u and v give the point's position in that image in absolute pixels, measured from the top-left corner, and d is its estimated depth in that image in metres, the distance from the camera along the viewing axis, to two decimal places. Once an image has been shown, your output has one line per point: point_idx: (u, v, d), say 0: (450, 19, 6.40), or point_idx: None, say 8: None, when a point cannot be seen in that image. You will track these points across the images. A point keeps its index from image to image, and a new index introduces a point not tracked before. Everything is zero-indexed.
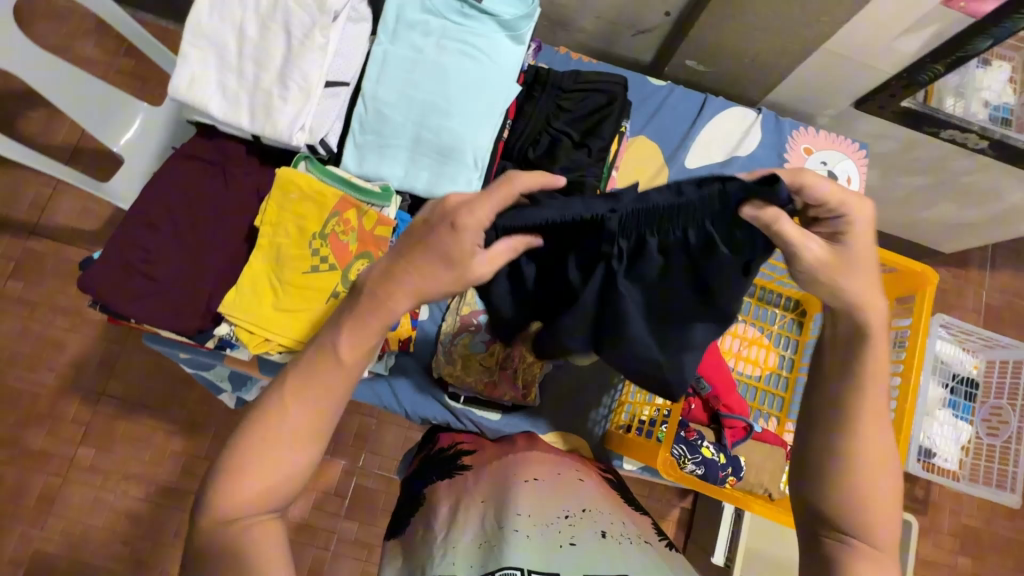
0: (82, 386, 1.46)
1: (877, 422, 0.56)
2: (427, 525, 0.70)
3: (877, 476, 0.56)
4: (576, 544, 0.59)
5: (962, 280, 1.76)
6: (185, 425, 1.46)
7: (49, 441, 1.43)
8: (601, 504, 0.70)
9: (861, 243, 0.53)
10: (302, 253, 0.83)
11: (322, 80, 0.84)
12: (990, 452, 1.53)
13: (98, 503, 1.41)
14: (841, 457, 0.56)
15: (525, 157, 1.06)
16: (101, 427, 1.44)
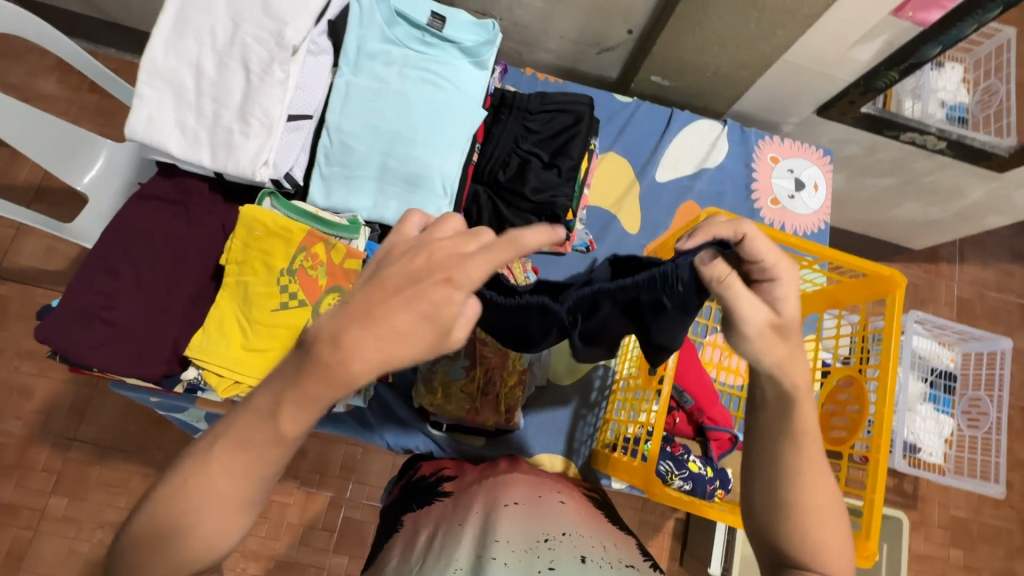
0: (52, 434, 1.40)
1: (815, 458, 0.54)
2: (403, 554, 0.68)
3: (827, 516, 0.53)
4: (554, 568, 0.58)
5: (933, 275, 1.80)
6: (163, 466, 1.41)
7: (18, 492, 1.37)
8: (583, 528, 0.69)
9: (791, 309, 0.57)
10: (270, 290, 0.80)
11: (284, 114, 0.83)
12: (972, 443, 1.56)
13: (72, 554, 1.34)
14: (790, 507, 0.53)
15: (496, 180, 1.06)
16: (74, 475, 1.38)
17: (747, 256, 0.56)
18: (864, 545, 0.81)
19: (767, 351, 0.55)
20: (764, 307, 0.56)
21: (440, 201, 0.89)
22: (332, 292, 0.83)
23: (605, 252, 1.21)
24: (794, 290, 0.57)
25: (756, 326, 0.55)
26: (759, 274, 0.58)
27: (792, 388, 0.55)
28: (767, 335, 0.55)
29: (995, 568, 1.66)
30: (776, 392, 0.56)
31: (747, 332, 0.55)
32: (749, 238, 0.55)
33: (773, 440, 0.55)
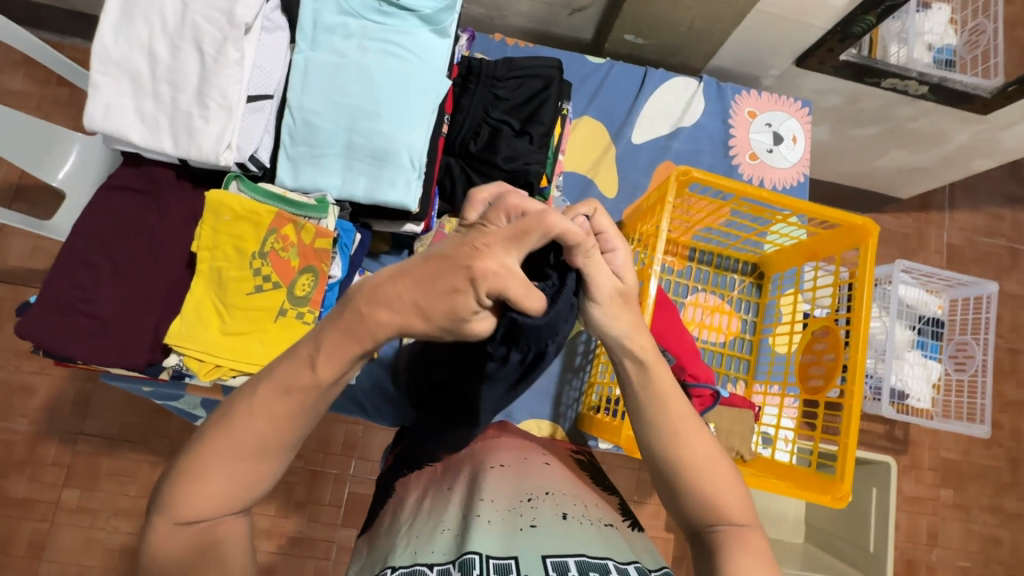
0: (59, 429, 1.43)
1: (691, 427, 0.63)
2: (395, 516, 0.70)
3: (712, 472, 0.62)
4: (536, 526, 0.61)
5: (922, 223, 1.80)
6: (169, 454, 1.44)
7: (31, 487, 1.40)
8: (566, 487, 0.71)
9: (631, 280, 0.61)
10: (243, 275, 0.81)
11: (243, 95, 0.82)
12: (960, 385, 1.61)
13: (91, 542, 1.39)
14: (679, 472, 0.62)
15: (467, 151, 1.05)
16: (84, 467, 1.42)
17: (595, 232, 0.60)
18: (838, 487, 0.83)
19: (610, 320, 0.61)
20: (612, 278, 0.59)
21: (409, 175, 0.88)
22: (306, 272, 0.84)
23: None
24: (630, 261, 0.61)
25: (605, 292, 0.59)
26: (602, 247, 0.60)
27: (647, 349, 0.63)
28: (613, 303, 0.60)
29: (985, 504, 1.72)
30: (631, 363, 0.63)
31: (598, 298, 0.59)
32: (599, 216, 0.60)
33: (659, 429, 0.62)
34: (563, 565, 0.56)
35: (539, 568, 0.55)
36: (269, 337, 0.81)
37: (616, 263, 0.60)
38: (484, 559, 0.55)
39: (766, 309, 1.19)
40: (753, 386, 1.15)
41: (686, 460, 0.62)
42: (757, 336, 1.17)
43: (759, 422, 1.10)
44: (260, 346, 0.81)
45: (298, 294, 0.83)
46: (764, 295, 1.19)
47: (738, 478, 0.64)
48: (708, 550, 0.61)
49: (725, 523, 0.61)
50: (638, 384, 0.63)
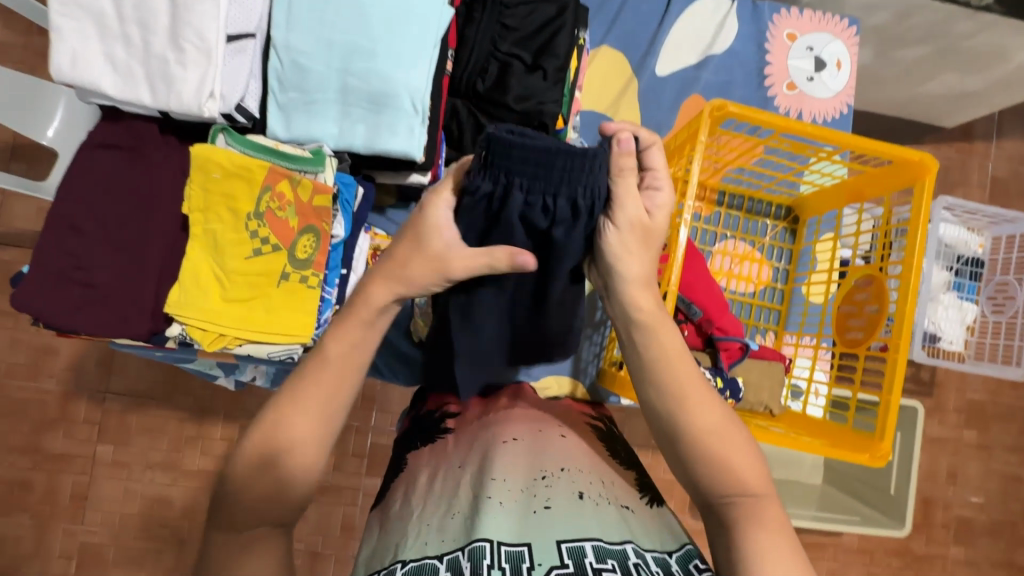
0: (86, 389, 1.45)
1: (699, 393, 0.59)
2: (405, 495, 0.69)
3: (725, 440, 0.57)
4: (550, 507, 0.60)
5: (967, 154, 1.66)
6: (195, 410, 1.46)
7: (67, 443, 1.44)
8: (581, 459, 0.68)
9: (660, 220, 0.59)
10: (240, 237, 0.75)
11: (222, 35, 0.74)
12: (995, 327, 1.52)
13: (129, 493, 1.44)
14: (687, 440, 0.58)
15: (474, 90, 0.95)
16: (115, 424, 1.45)
17: (644, 162, 0.58)
18: (876, 446, 0.79)
19: (622, 260, 0.59)
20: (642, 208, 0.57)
21: (411, 121, 0.80)
22: (307, 233, 0.78)
23: None
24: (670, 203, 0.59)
25: (627, 217, 0.56)
26: (648, 182, 0.58)
27: (651, 306, 0.60)
28: (634, 238, 0.58)
29: (1008, 444, 1.69)
30: (634, 318, 0.60)
31: (616, 219, 0.56)
32: (651, 147, 0.57)
33: (664, 393, 0.59)
34: (578, 549, 0.55)
35: (553, 555, 0.54)
36: (274, 303, 0.77)
37: (653, 199, 0.58)
38: (494, 546, 0.54)
39: (800, 256, 1.11)
40: (784, 337, 1.10)
41: (694, 427, 0.58)
42: (789, 285, 1.10)
43: (789, 374, 1.06)
44: (264, 312, 0.77)
45: (299, 256, 0.77)
46: (798, 241, 1.11)
47: (755, 448, 0.59)
48: (721, 523, 0.56)
49: (738, 493, 0.56)
50: (642, 346, 0.61)
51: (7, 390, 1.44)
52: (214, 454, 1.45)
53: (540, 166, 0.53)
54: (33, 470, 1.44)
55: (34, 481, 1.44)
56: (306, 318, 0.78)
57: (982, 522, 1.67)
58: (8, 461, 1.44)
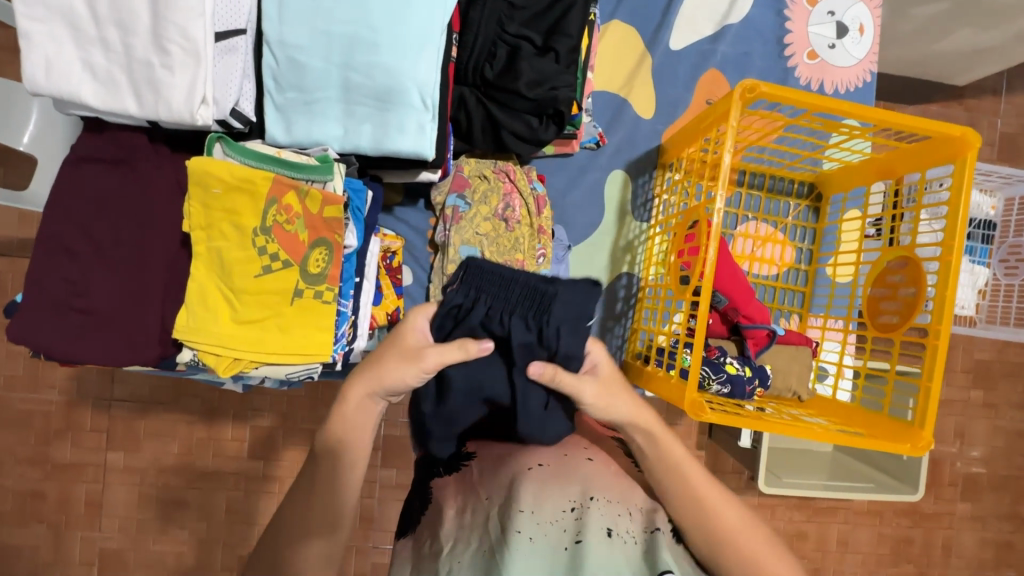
0: (91, 397, 1.42)
1: (718, 493, 0.66)
2: (432, 529, 0.66)
3: (749, 538, 0.63)
4: (581, 542, 0.59)
5: (978, 112, 1.61)
6: (203, 412, 1.44)
7: (76, 452, 1.42)
8: (617, 488, 0.66)
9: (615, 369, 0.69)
10: (247, 254, 0.70)
11: (210, 33, 0.66)
12: (1007, 290, 1.48)
13: (144, 498, 1.42)
14: (716, 541, 0.63)
15: (483, 78, 0.88)
16: (123, 430, 1.42)
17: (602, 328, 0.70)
18: (918, 435, 0.78)
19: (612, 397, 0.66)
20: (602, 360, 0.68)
21: (421, 117, 0.74)
22: (318, 247, 0.73)
23: (618, 144, 1.05)
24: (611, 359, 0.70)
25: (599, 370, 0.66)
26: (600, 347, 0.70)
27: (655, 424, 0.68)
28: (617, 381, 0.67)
29: (1014, 402, 1.70)
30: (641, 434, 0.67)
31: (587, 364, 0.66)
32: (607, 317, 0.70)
33: (688, 501, 0.64)
34: None
35: None
36: (287, 321, 0.72)
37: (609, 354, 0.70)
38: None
39: (824, 236, 1.07)
40: (809, 320, 1.07)
41: (720, 530, 0.63)
42: (813, 266, 1.07)
43: (817, 357, 1.03)
44: (277, 332, 0.72)
45: (312, 272, 0.73)
46: (822, 220, 1.07)
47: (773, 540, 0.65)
48: None
49: None
50: (654, 458, 0.67)
51: (7, 402, 1.40)
52: (226, 456, 1.43)
53: (501, 295, 0.62)
54: (44, 481, 1.41)
55: (46, 492, 1.41)
56: (325, 335, 0.75)
57: (988, 479, 1.69)
58: (19, 472, 1.41)
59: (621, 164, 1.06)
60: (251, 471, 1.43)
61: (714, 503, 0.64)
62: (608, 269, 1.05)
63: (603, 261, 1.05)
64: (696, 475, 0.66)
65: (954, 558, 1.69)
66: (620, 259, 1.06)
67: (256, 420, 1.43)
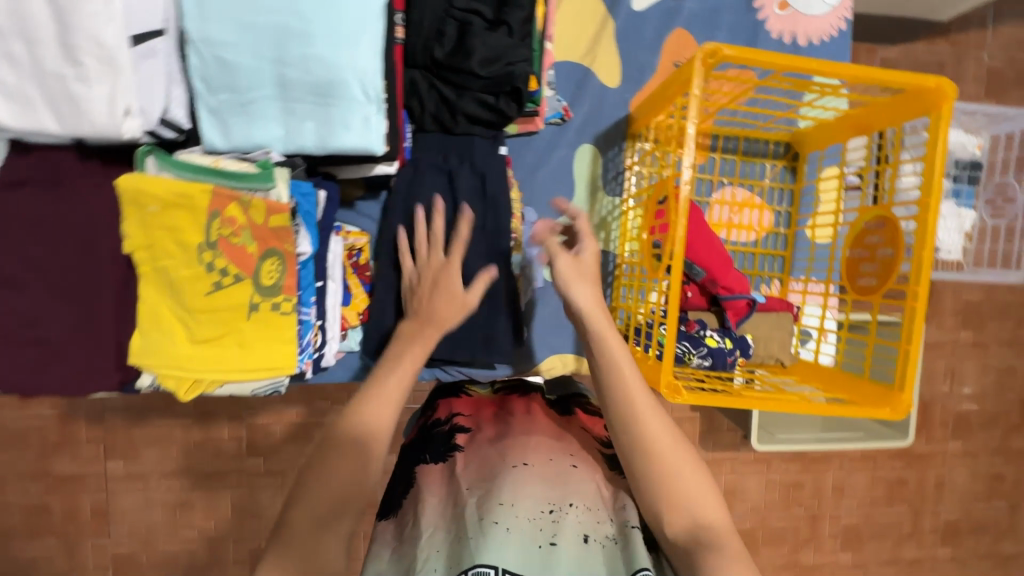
0: (84, 409, 1.39)
1: (651, 406, 0.63)
2: (411, 514, 0.68)
3: (681, 462, 0.60)
4: (557, 544, 0.59)
5: (962, 47, 1.55)
6: (198, 415, 1.42)
7: (76, 464, 1.40)
8: (601, 494, 0.67)
9: (589, 262, 0.74)
10: (194, 273, 0.67)
11: (124, 38, 0.61)
12: (996, 231, 1.48)
13: (149, 502, 1.42)
14: (643, 456, 0.61)
15: (434, 60, 0.82)
16: (121, 439, 1.41)
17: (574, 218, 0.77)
18: (898, 399, 0.77)
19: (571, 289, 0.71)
20: (574, 260, 0.73)
21: (366, 110, 0.70)
22: (270, 257, 0.70)
23: (585, 117, 1.01)
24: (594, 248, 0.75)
25: (572, 269, 0.72)
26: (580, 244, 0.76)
27: (604, 321, 0.69)
28: (576, 279, 0.72)
29: (1003, 339, 1.70)
30: (593, 327, 0.68)
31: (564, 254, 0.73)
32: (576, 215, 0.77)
33: (616, 409, 0.64)
34: None
35: None
36: (247, 337, 0.71)
37: (585, 249, 0.75)
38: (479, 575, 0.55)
39: (802, 197, 1.04)
40: (790, 284, 1.05)
41: (648, 442, 0.61)
42: (793, 229, 1.04)
43: (799, 322, 1.02)
44: (237, 349, 0.71)
45: (265, 284, 0.71)
46: (800, 180, 1.04)
47: (711, 478, 0.61)
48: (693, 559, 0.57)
49: (695, 523, 0.58)
50: (598, 358, 0.67)
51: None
52: (227, 455, 1.42)
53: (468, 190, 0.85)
54: (47, 495, 1.40)
55: (51, 505, 1.40)
56: (288, 348, 0.73)
57: (978, 415, 1.72)
58: (23, 489, 1.40)
59: (589, 138, 1.01)
60: (252, 468, 1.42)
61: (644, 416, 0.62)
62: None
63: None
64: (631, 379, 0.65)
65: (946, 494, 1.73)
66: (594, 236, 1.03)
67: (252, 418, 1.42)
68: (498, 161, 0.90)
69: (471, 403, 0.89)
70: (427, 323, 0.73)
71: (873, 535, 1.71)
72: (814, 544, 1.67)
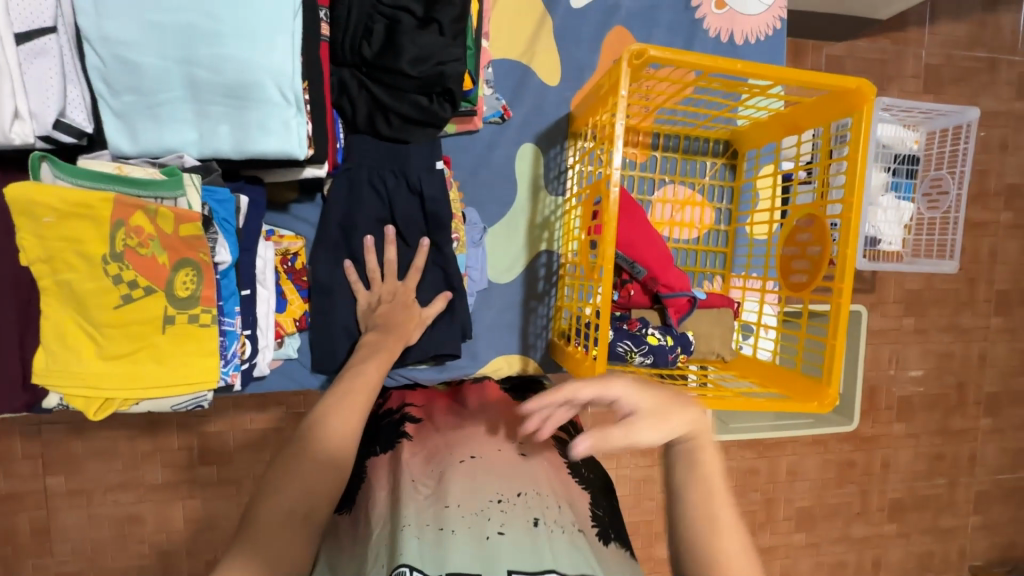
0: (15, 424, 1.27)
1: (733, 525, 0.61)
2: (362, 513, 0.70)
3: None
4: (504, 532, 0.61)
5: (902, 45, 1.61)
6: (145, 425, 1.31)
7: (11, 482, 1.28)
8: (545, 480, 0.70)
9: (645, 403, 0.63)
10: (100, 286, 0.63)
11: (7, 35, 0.58)
12: (931, 222, 1.53)
13: (94, 518, 1.31)
14: (714, 568, 0.58)
15: (363, 58, 0.80)
16: (59, 454, 1.29)
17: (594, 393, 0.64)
18: (825, 392, 0.80)
19: (652, 437, 0.62)
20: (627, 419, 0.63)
21: (286, 113, 0.67)
22: (183, 267, 0.67)
23: (526, 116, 1.00)
24: (634, 390, 0.64)
25: (642, 425, 0.62)
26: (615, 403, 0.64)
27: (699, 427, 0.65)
28: (649, 426, 0.62)
29: (943, 325, 1.78)
30: (679, 449, 0.65)
31: (626, 412, 0.63)
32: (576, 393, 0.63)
33: (697, 532, 0.60)
34: None
35: None
36: (163, 353, 0.67)
37: (629, 402, 0.63)
38: (413, 575, 0.56)
39: (741, 194, 1.06)
40: (731, 280, 1.07)
41: (720, 557, 0.59)
42: (733, 227, 1.06)
43: (739, 317, 1.04)
44: (153, 364, 0.67)
45: (180, 296, 0.67)
46: (738, 177, 1.06)
47: None
48: None
49: None
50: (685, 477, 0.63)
51: None
52: (177, 466, 1.33)
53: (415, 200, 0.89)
54: None
55: None
56: (212, 363, 0.70)
57: (921, 398, 1.80)
58: None
59: (530, 136, 1.00)
60: (204, 478, 1.34)
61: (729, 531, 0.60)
62: (526, 249, 1.02)
63: (520, 241, 1.02)
64: (721, 495, 0.62)
65: (892, 473, 1.81)
66: (538, 236, 1.02)
67: (203, 426, 1.32)
68: (437, 177, 0.89)
69: (423, 395, 0.94)
70: (388, 334, 0.82)
71: (826, 515, 1.77)
72: (769, 527, 1.73)
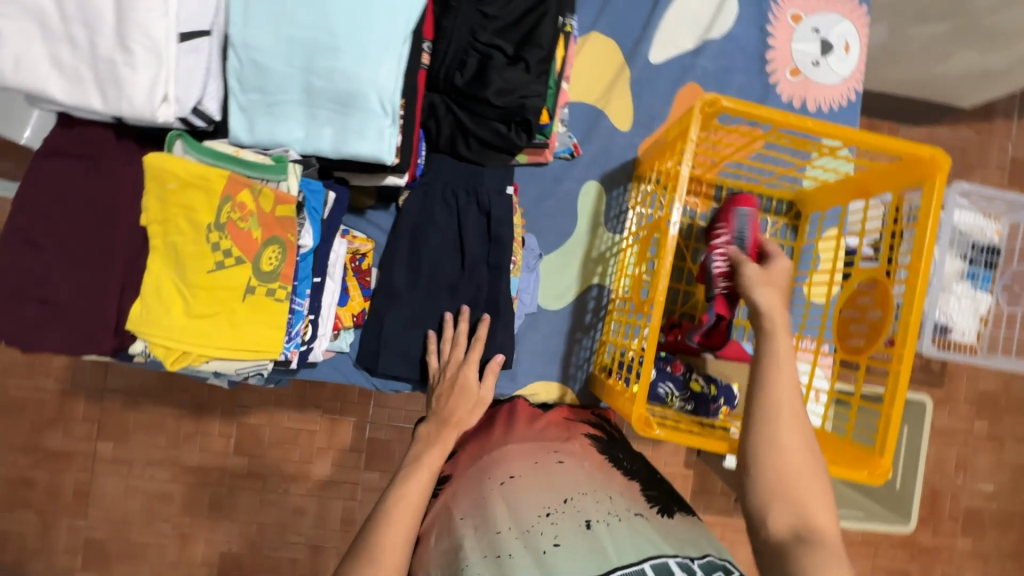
0: (83, 387, 1.38)
1: (793, 409, 0.64)
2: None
3: (795, 458, 0.61)
4: (560, 544, 0.61)
5: (986, 135, 1.57)
6: (192, 407, 1.39)
7: (67, 440, 1.38)
8: (582, 479, 0.71)
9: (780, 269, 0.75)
10: (201, 251, 0.72)
11: (173, 33, 0.68)
12: (1009, 318, 1.43)
13: (130, 489, 1.38)
14: (763, 446, 0.62)
15: (454, 86, 0.87)
16: (114, 421, 1.38)
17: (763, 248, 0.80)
18: (876, 462, 0.76)
19: (758, 291, 0.72)
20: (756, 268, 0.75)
21: (381, 121, 0.75)
22: (271, 244, 0.76)
23: (594, 155, 1.05)
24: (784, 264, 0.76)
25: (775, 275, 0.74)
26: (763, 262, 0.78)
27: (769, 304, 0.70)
28: (766, 286, 0.72)
29: (1020, 436, 1.63)
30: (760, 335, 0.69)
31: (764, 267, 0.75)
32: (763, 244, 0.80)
33: (761, 405, 0.64)
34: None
35: None
36: (239, 318, 0.75)
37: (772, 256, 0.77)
38: None
39: (801, 254, 1.06)
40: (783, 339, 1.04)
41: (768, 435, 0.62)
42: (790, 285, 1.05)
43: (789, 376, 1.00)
44: (228, 326, 0.74)
45: (265, 269, 0.76)
46: (800, 238, 1.06)
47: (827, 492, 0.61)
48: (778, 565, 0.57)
49: (801, 527, 0.58)
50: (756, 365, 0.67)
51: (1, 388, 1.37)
52: (213, 452, 1.39)
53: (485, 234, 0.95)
54: (34, 469, 1.37)
55: (36, 478, 1.37)
56: (276, 333, 0.77)
57: (992, 514, 1.62)
58: (10, 459, 1.37)
59: (596, 175, 1.05)
60: (235, 468, 1.39)
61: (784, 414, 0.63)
62: (579, 279, 1.05)
63: (573, 274, 1.05)
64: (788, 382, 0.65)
65: None
66: (591, 269, 1.05)
67: (244, 417, 1.39)
68: (505, 200, 0.96)
69: None
70: (445, 424, 0.77)
71: None
72: None
